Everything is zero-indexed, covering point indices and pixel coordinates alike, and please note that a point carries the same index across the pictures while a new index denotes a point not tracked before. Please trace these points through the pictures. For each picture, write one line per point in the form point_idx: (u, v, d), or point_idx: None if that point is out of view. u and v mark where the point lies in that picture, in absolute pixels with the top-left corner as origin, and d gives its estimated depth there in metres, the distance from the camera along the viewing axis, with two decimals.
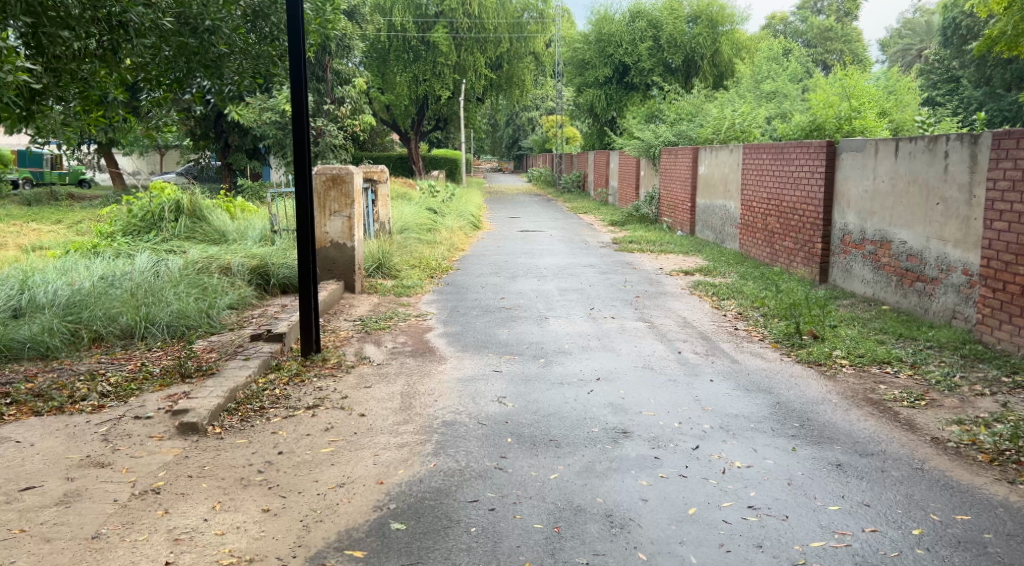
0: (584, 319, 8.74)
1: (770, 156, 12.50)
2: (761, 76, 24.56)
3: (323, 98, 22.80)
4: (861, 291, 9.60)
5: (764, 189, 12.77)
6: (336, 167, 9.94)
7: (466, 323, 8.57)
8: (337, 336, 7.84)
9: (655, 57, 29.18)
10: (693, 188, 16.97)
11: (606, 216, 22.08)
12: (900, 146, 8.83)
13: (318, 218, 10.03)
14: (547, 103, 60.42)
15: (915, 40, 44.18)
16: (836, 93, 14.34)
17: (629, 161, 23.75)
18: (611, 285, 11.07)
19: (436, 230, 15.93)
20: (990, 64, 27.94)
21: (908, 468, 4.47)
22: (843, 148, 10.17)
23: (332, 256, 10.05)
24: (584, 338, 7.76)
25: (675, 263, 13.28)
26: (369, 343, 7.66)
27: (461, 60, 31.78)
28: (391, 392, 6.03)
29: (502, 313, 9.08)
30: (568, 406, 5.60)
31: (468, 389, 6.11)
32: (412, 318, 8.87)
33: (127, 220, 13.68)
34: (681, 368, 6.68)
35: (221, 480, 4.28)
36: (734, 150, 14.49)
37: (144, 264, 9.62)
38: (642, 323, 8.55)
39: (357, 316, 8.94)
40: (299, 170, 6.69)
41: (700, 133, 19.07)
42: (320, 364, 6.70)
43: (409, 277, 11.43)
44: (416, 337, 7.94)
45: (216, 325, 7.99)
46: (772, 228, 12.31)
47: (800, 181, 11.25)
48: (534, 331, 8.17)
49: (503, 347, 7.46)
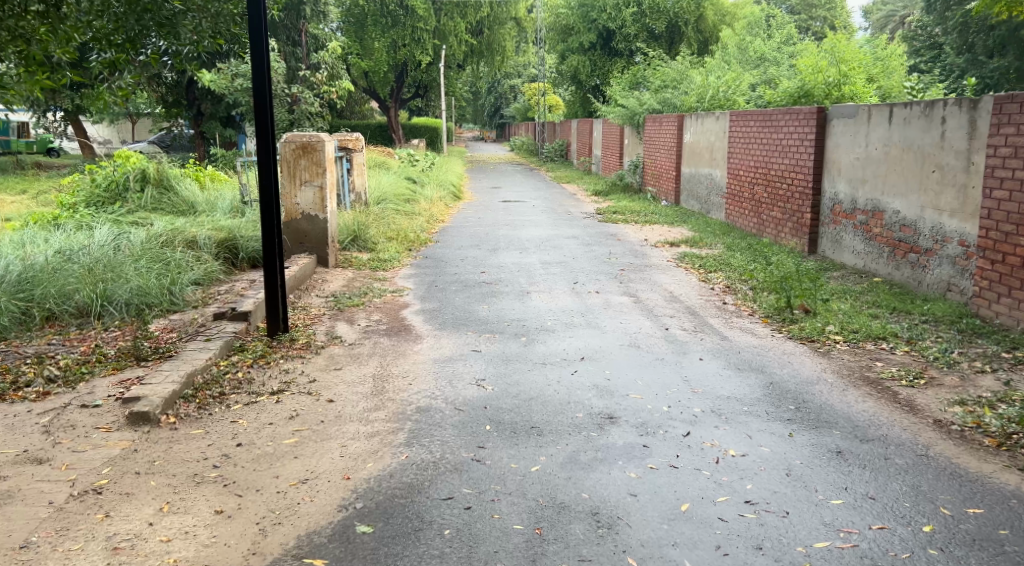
0: (567, 294, 8.40)
1: (757, 123, 12.15)
2: (747, 42, 24.06)
3: (298, 63, 22.14)
4: (851, 263, 9.31)
5: (751, 157, 12.44)
6: (307, 135, 9.47)
7: (445, 299, 8.20)
8: (308, 314, 7.47)
9: (639, 22, 28.59)
10: (678, 156, 16.59)
11: (589, 186, 21.67)
12: (893, 112, 8.48)
13: (289, 188, 9.58)
14: (530, 70, 59.52)
15: (898, 6, 43.67)
16: (825, 58, 13.95)
17: (612, 129, 23.34)
18: (595, 257, 10.74)
19: (415, 201, 15.50)
20: (974, 30, 27.67)
21: (912, 455, 4.17)
22: (834, 114, 9.81)
23: (304, 228, 9.66)
24: (567, 315, 7.43)
25: (660, 233, 12.96)
26: (341, 321, 7.29)
27: (441, 25, 31.10)
28: (362, 375, 5.68)
29: (482, 288, 8.73)
30: (550, 389, 5.28)
31: (444, 371, 5.77)
32: (388, 293, 8.51)
33: (90, 190, 13.17)
34: (668, 346, 6.37)
35: (171, 477, 3.95)
36: (721, 117, 14.12)
37: (105, 237, 9.20)
38: (628, 298, 8.23)
39: (330, 292, 8.56)
40: (262, 137, 6.31)
41: (685, 100, 18.68)
42: (287, 344, 6.35)
43: (386, 250, 11.03)
44: (392, 314, 7.57)
45: (179, 303, 7.62)
46: (759, 197, 12.00)
47: (789, 149, 10.92)
48: (515, 306, 7.82)
49: (482, 325, 7.11)
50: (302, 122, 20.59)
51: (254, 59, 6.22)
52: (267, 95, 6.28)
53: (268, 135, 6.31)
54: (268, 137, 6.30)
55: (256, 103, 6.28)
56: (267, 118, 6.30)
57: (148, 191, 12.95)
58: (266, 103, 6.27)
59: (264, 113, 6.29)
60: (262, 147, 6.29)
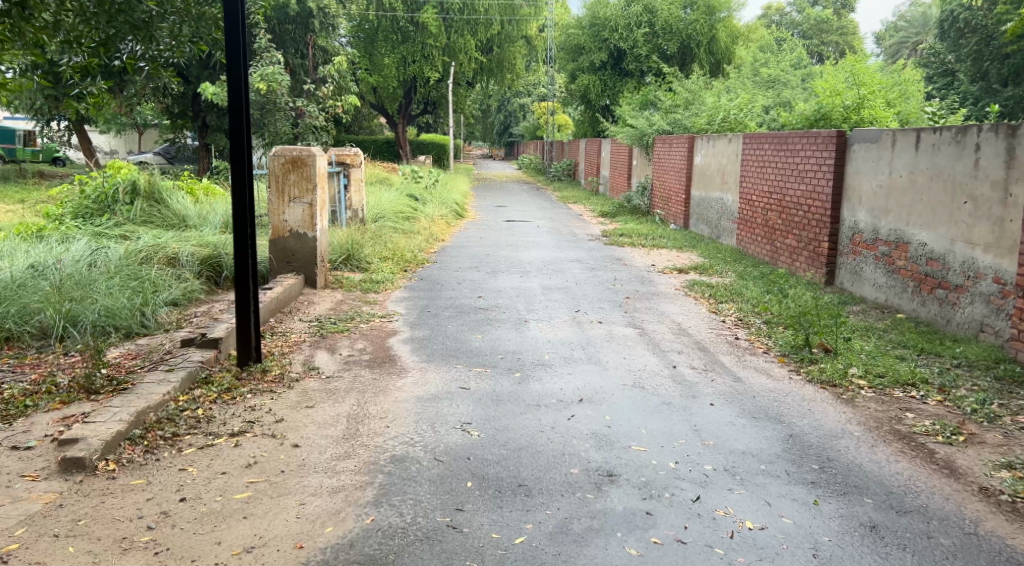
0: (567, 324, 7.84)
1: (772, 146, 11.61)
2: (760, 64, 23.58)
3: (303, 76, 21.72)
4: (872, 296, 8.73)
5: (764, 182, 11.88)
6: (296, 149, 8.95)
7: (437, 327, 7.66)
8: (286, 341, 6.93)
9: (651, 43, 28.16)
10: (688, 179, 16.06)
11: (596, 207, 21.15)
12: (921, 137, 7.93)
13: (276, 204, 9.05)
14: (541, 90, 59.18)
15: (909, 32, 43.17)
16: (844, 81, 13.42)
17: (621, 150, 22.84)
18: (599, 283, 10.19)
19: (416, 218, 14.99)
20: (988, 57, 27.20)
21: (959, 533, 3.61)
22: (855, 138, 9.26)
23: (291, 246, 9.15)
24: (567, 348, 6.86)
25: (668, 258, 12.41)
26: (321, 349, 6.75)
27: (451, 43, 30.81)
28: (336, 415, 5.13)
29: (478, 316, 8.17)
30: (543, 438, 4.71)
31: (427, 412, 5.21)
32: (377, 319, 7.96)
33: (79, 201, 12.68)
34: (676, 388, 5.79)
35: (95, 541, 3.50)
36: (733, 139, 13.60)
37: (81, 251, 8.71)
38: (634, 330, 7.66)
39: (315, 315, 8.03)
40: (236, 146, 5.78)
41: (696, 122, 18.17)
42: (258, 376, 5.80)
43: (380, 271, 10.50)
44: (378, 342, 7.03)
45: (151, 325, 7.09)
46: (773, 223, 11.43)
47: (806, 174, 10.36)
48: (511, 337, 7.26)
49: (475, 358, 6.55)
50: (306, 135, 20.05)
51: (230, 60, 5.70)
52: (243, 100, 5.75)
53: (243, 144, 5.79)
54: (242, 144, 5.77)
55: (231, 109, 5.75)
56: (241, 126, 5.78)
57: (138, 203, 12.44)
58: (241, 109, 5.74)
59: (239, 119, 5.76)
60: (236, 158, 5.76)
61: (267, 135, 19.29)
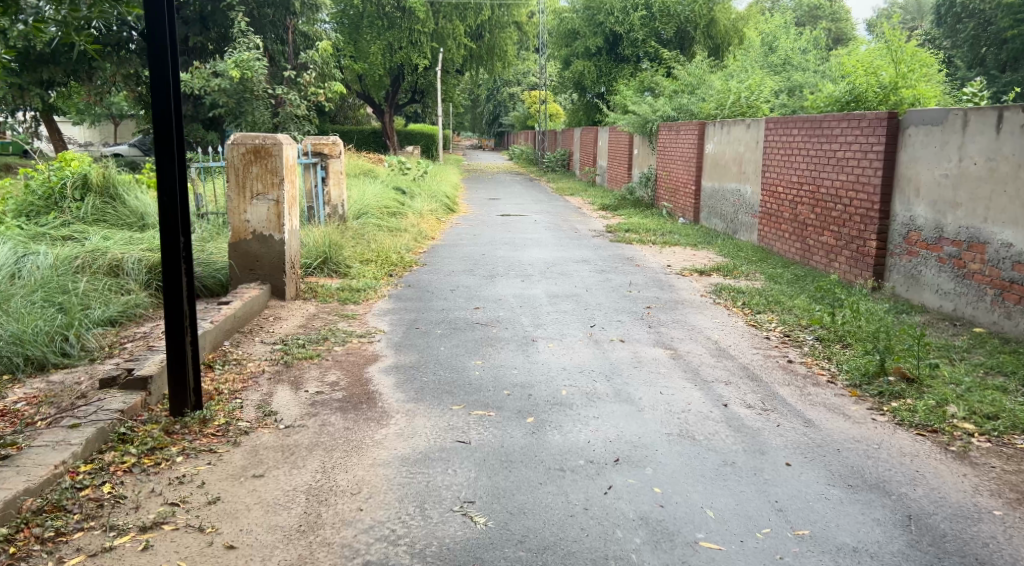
0: (583, 345, 6.52)
1: (801, 131, 10.30)
2: (766, 49, 22.22)
3: (284, 62, 20.29)
4: (933, 304, 7.47)
5: (792, 171, 10.58)
6: (259, 137, 7.60)
7: (427, 350, 6.32)
8: (240, 375, 5.61)
9: (647, 27, 26.77)
10: (699, 168, 14.76)
11: (595, 199, 19.81)
12: (1004, 118, 6.67)
13: (235, 202, 7.71)
14: (530, 79, 57.65)
15: (904, 18, 41.61)
16: (877, 59, 12.08)
17: (620, 139, 21.49)
18: (611, 289, 8.88)
19: (403, 214, 13.67)
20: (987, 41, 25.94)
21: None
22: (911, 120, 7.94)
23: (254, 250, 7.79)
24: (588, 381, 5.54)
25: (685, 258, 11.14)
26: (283, 385, 5.44)
27: (439, 28, 29.44)
28: (292, 490, 3.84)
29: (474, 334, 6.86)
30: (575, 532, 3.48)
31: (415, 483, 3.91)
32: (354, 339, 6.63)
33: (22, 197, 11.26)
34: (737, 440, 4.49)
35: None
36: (751, 125, 12.32)
37: (5, 255, 7.36)
38: (665, 351, 6.35)
39: (281, 335, 6.70)
40: (160, 130, 4.42)
41: (704, 107, 16.84)
42: (196, 431, 4.48)
43: (360, 276, 9.18)
44: (354, 373, 5.71)
45: (72, 355, 5.78)
46: (805, 218, 10.13)
47: (845, 161, 9.07)
48: (519, 364, 5.93)
49: (474, 395, 5.22)
50: (286, 124, 18.48)
51: (149, 17, 4.33)
52: (169, 71, 4.40)
53: (170, 125, 4.44)
54: (169, 126, 4.42)
55: (154, 83, 4.39)
56: (167, 101, 4.41)
57: (89, 200, 11.05)
58: (167, 82, 4.40)
59: (164, 95, 4.40)
60: (162, 147, 4.43)
61: (245, 125, 17.89)
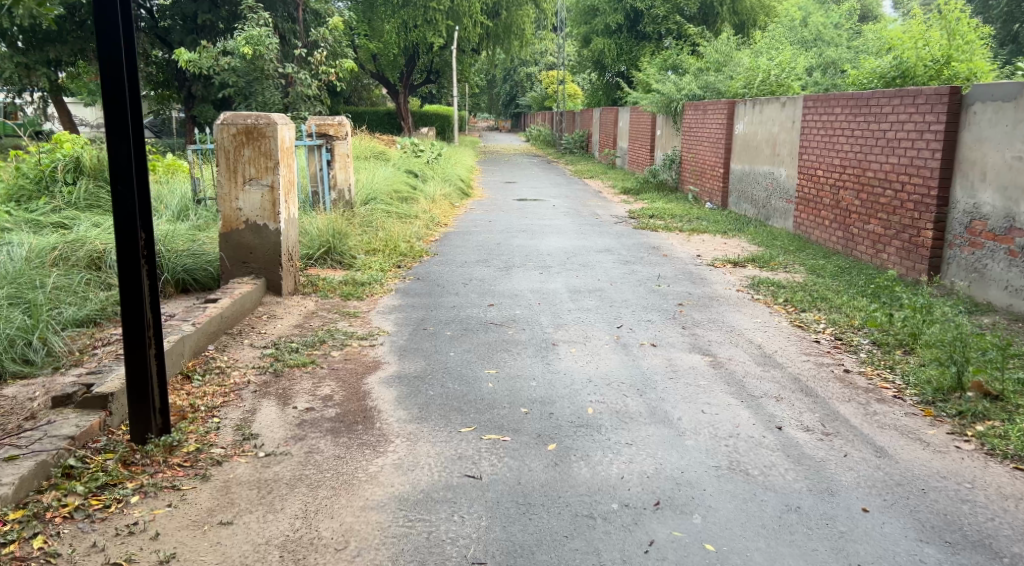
0: (610, 350, 5.80)
1: (844, 110, 9.50)
2: (797, 25, 21.21)
3: (294, 41, 19.62)
4: (1002, 302, 6.70)
5: (833, 153, 9.79)
6: (251, 116, 6.92)
7: (435, 357, 5.63)
8: (222, 387, 4.93)
9: (670, 3, 25.82)
10: (728, 150, 13.95)
11: (617, 182, 19.00)
12: None
13: (227, 188, 7.04)
14: (549, 58, 56.53)
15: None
16: (926, 30, 11.17)
17: (642, 119, 20.63)
18: (638, 282, 8.16)
19: (414, 199, 12.98)
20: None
21: None
22: (976, 96, 7.15)
23: (248, 241, 7.11)
24: (618, 396, 4.83)
25: (715, 247, 10.38)
26: (270, 399, 4.77)
27: (456, 7, 28.21)
28: (264, 546, 3.19)
29: (489, 336, 6.17)
30: None
31: (412, 536, 3.25)
32: (355, 342, 5.96)
33: (12, 180, 10.64)
34: (800, 475, 3.77)
35: None
36: (786, 104, 11.51)
37: None
38: (703, 358, 5.62)
39: (273, 337, 6.04)
40: (110, 106, 3.71)
41: (732, 85, 15.98)
42: (159, 461, 3.81)
43: (365, 267, 8.50)
44: (351, 384, 5.04)
45: (34, 363, 5.15)
46: (848, 204, 9.34)
47: (895, 142, 8.28)
48: (538, 374, 5.23)
49: (486, 415, 4.52)
50: (297, 105, 17.09)
51: None
52: (119, 34, 3.68)
53: (123, 97, 3.73)
54: (122, 100, 3.72)
55: (102, 46, 3.67)
56: (117, 71, 3.69)
57: (81, 183, 10.43)
58: (118, 47, 3.68)
59: (115, 63, 3.69)
60: (114, 126, 3.72)
61: (256, 105, 16.93)
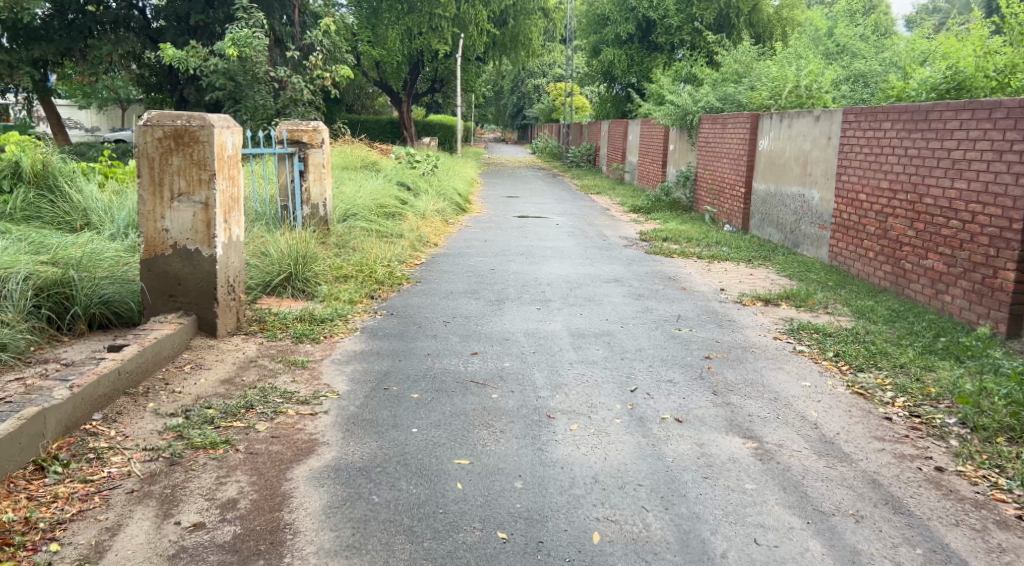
0: (623, 427, 4.43)
1: (895, 125, 8.16)
2: (820, 37, 19.87)
3: (289, 43, 18.36)
4: None
5: (880, 174, 8.43)
6: (181, 117, 5.60)
7: (392, 435, 4.25)
8: (86, 485, 3.58)
9: (684, 12, 24.34)
10: (751, 167, 12.59)
11: (626, 199, 17.63)
12: None
13: (150, 206, 5.73)
14: (557, 70, 55.36)
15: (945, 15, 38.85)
16: (986, 36, 9.78)
17: (654, 131, 19.30)
18: (653, 324, 6.79)
19: (400, 215, 11.64)
20: None
21: None
22: None
23: (174, 269, 5.78)
24: (634, 509, 3.49)
25: (740, 278, 9.01)
26: (151, 506, 3.44)
27: (461, 14, 26.93)
28: None
29: (467, 401, 4.79)
30: None
31: None
32: (291, 408, 4.59)
33: None
34: None
35: None
36: (821, 116, 10.17)
37: None
38: (745, 443, 4.25)
39: (189, 400, 4.67)
40: None
41: (755, 95, 14.61)
42: None
43: (327, 298, 7.14)
44: (268, 480, 3.69)
45: None
46: (901, 235, 7.96)
47: (963, 164, 6.95)
48: (526, 467, 3.86)
49: (447, 546, 3.20)
50: (287, 111, 15.80)
51: None
52: None
53: None
54: None
55: None
56: None
57: None
58: None
59: None
60: None
61: (244, 111, 15.58)
